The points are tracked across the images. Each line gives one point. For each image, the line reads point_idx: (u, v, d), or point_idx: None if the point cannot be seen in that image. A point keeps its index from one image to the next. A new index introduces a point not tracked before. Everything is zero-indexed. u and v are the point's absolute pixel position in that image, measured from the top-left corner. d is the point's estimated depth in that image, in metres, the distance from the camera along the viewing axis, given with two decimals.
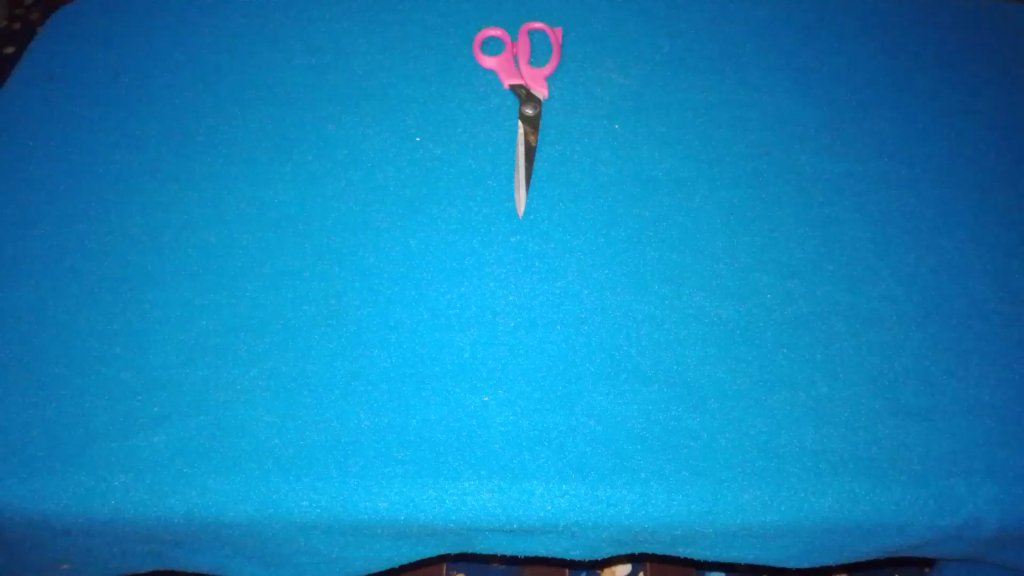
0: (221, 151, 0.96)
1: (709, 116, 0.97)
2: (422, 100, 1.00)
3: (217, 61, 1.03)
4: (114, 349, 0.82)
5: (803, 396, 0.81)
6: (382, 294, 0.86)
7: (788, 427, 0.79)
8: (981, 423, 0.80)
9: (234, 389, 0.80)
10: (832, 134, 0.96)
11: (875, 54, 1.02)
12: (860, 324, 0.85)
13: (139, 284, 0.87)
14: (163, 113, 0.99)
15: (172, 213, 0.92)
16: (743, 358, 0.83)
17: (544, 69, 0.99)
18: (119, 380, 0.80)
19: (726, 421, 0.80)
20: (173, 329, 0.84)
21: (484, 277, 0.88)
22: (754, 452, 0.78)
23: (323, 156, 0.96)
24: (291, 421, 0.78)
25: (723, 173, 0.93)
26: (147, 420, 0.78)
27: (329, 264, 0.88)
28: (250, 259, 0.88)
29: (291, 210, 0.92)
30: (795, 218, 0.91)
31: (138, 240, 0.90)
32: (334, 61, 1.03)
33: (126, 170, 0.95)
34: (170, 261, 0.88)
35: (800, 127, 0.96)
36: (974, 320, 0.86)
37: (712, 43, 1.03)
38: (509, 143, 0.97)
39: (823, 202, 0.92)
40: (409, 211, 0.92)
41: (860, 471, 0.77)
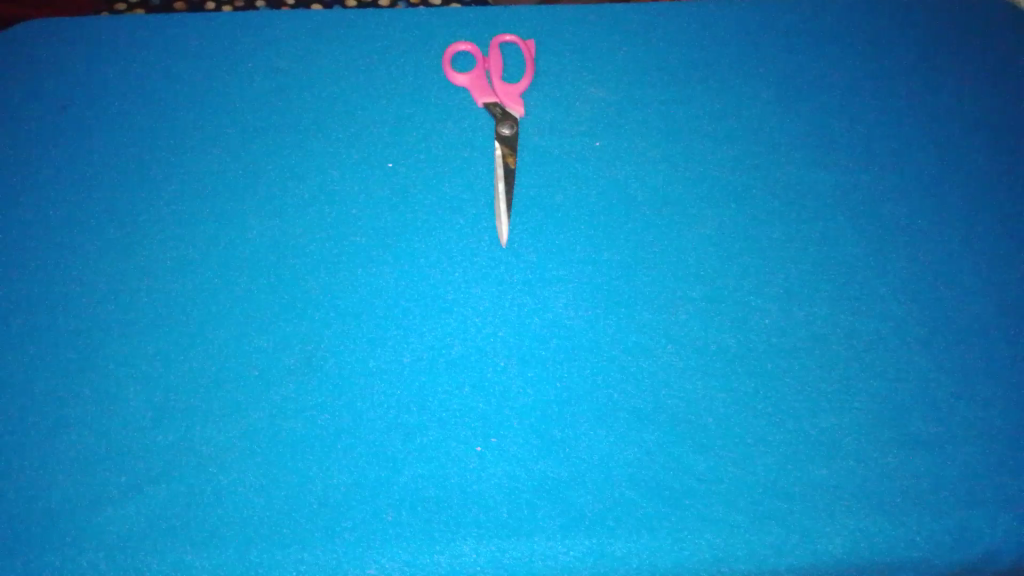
0: (161, 171, 0.85)
1: (700, 127, 0.87)
2: (378, 98, 0.89)
3: (151, 68, 0.90)
4: (55, 410, 0.72)
5: (832, 426, 0.71)
6: (353, 324, 0.76)
7: (817, 460, 0.70)
8: (993, 449, 0.71)
9: (206, 452, 0.70)
10: (834, 139, 0.88)
11: (872, 46, 0.94)
12: (875, 344, 0.76)
13: (95, 330, 0.76)
14: (104, 130, 0.87)
15: (112, 246, 0.81)
16: (760, 384, 0.73)
17: (521, 84, 0.88)
18: (62, 446, 0.70)
19: (743, 459, 0.70)
20: (119, 380, 0.73)
21: (462, 301, 0.77)
22: (781, 493, 0.68)
23: (270, 169, 0.84)
24: (265, 484, 0.68)
25: (722, 181, 0.84)
26: (116, 490, 0.69)
27: (292, 300, 0.77)
28: (202, 300, 0.77)
29: (233, 244, 0.80)
30: (798, 215, 0.83)
31: (88, 277, 0.79)
32: (277, 56, 0.91)
33: (69, 197, 0.84)
34: (113, 299, 0.78)
35: (799, 134, 0.88)
36: (977, 336, 0.77)
37: (693, 30, 0.94)
38: (484, 167, 0.85)
39: (831, 210, 0.83)
40: (369, 226, 0.81)
41: (879, 507, 0.68)
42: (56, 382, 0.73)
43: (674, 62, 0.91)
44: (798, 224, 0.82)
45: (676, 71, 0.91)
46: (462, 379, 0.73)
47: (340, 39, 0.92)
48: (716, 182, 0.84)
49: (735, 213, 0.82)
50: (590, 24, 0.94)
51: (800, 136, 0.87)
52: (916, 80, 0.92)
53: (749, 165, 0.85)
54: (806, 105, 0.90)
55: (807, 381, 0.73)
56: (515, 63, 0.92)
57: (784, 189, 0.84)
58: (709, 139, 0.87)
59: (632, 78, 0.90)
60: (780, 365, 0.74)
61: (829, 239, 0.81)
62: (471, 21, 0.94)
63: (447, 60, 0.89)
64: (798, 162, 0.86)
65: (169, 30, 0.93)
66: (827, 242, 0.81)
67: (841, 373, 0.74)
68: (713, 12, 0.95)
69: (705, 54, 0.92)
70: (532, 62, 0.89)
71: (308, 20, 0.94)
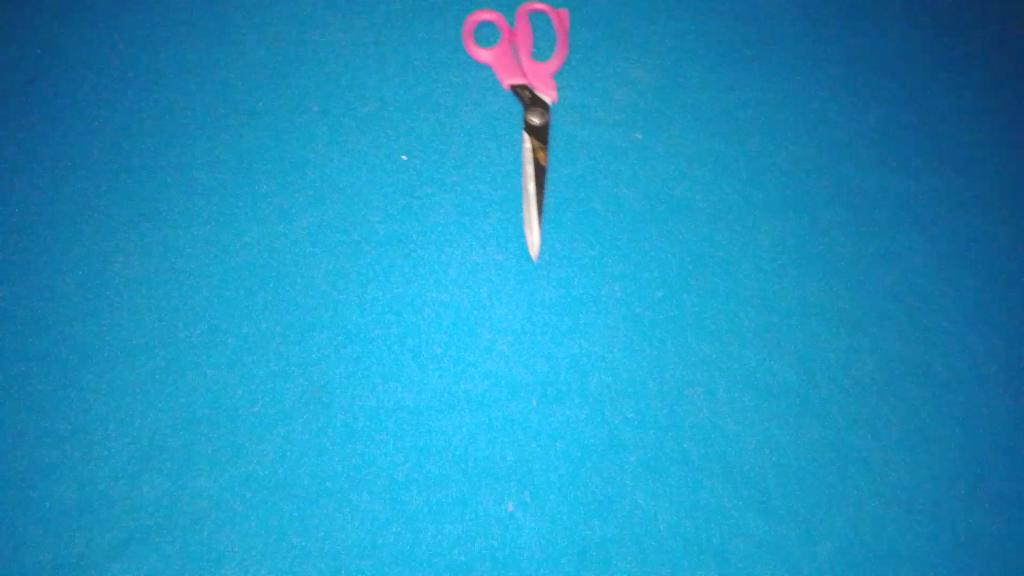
0: (141, 156, 0.72)
1: (740, 137, 0.80)
2: (390, 77, 0.77)
3: (123, 34, 0.76)
4: (25, 478, 0.60)
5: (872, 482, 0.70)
6: (363, 357, 0.66)
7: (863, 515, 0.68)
8: (1014, 494, 0.72)
9: (205, 505, 0.60)
10: (870, 159, 0.83)
11: (905, 58, 0.89)
12: (910, 385, 0.74)
13: (62, 355, 0.64)
14: (70, 105, 0.73)
15: (83, 258, 0.67)
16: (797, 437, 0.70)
17: (551, 63, 0.76)
18: (32, 508, 0.59)
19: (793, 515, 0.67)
20: (101, 440, 0.61)
21: (486, 330, 0.68)
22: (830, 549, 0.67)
23: (269, 160, 0.72)
24: (275, 550, 0.60)
25: (765, 201, 0.78)
26: (102, 556, 0.58)
27: (294, 317, 0.67)
28: (191, 315, 0.66)
29: (226, 246, 0.69)
30: (838, 242, 0.78)
31: (51, 288, 0.66)
32: (269, 23, 0.78)
33: (24, 188, 0.69)
34: (85, 329, 0.65)
35: (837, 152, 0.82)
36: (1004, 376, 0.76)
37: (735, 19, 0.86)
38: (513, 159, 0.74)
39: (870, 238, 0.79)
40: (382, 238, 0.70)
41: (912, 561, 0.68)
42: (21, 438, 0.61)
43: (718, 54, 0.84)
44: (853, 247, 0.78)
45: (719, 65, 0.83)
46: (490, 423, 0.66)
47: (343, 4, 0.80)
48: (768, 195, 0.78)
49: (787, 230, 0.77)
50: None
51: (851, 143, 0.83)
52: (953, 86, 0.89)
53: (803, 173, 0.80)
54: (856, 108, 0.85)
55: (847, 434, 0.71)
56: (544, 34, 0.80)
57: (838, 207, 0.80)
58: (763, 143, 0.81)
59: (674, 68, 0.82)
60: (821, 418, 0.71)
61: (881, 263, 0.78)
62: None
63: (468, 31, 0.77)
64: (851, 172, 0.82)
65: None
66: (880, 267, 0.78)
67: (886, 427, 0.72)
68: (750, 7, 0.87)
69: (749, 46, 0.85)
70: (565, 37, 0.78)
71: None
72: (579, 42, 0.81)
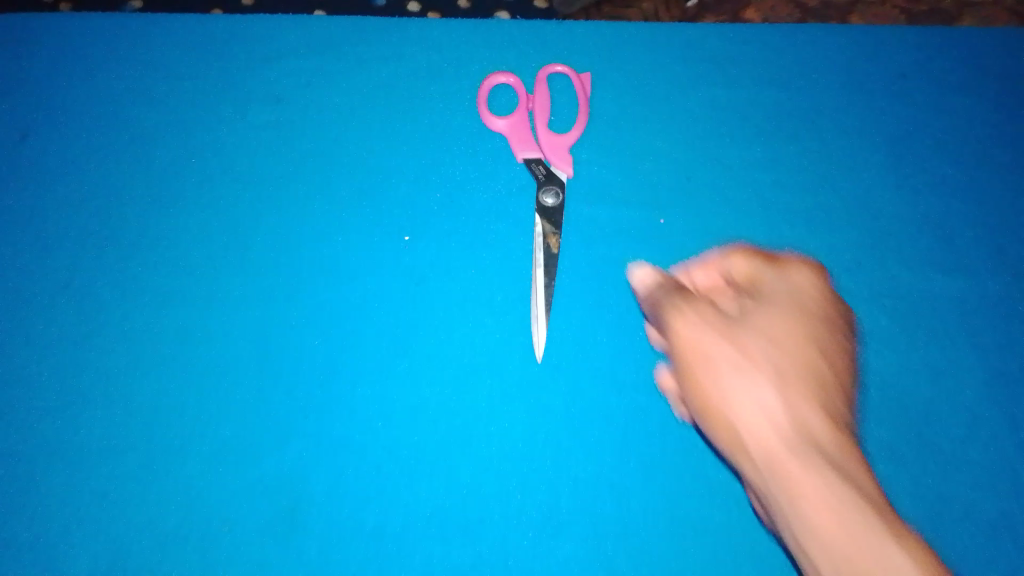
0: (120, 237, 0.67)
1: (795, 209, 0.68)
2: (393, 148, 0.71)
3: (112, 103, 0.72)
4: None
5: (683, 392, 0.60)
6: (347, 445, 0.58)
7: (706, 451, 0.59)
8: None
9: None
10: (964, 232, 0.68)
11: (1008, 109, 0.74)
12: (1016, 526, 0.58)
13: (17, 460, 0.59)
14: (53, 182, 0.69)
15: (58, 335, 0.63)
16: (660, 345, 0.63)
17: (569, 134, 0.69)
18: None
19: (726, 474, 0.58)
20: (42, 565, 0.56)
21: (507, 416, 0.60)
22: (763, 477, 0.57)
23: (259, 233, 0.66)
24: None
25: (827, 286, 0.65)
26: None
27: (257, 424, 0.59)
28: (148, 419, 0.60)
29: (193, 337, 0.62)
30: (922, 337, 0.63)
31: (14, 384, 0.61)
32: (274, 82, 0.73)
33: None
34: (54, 413, 0.60)
35: (921, 225, 0.68)
36: None
37: (789, 67, 0.75)
38: (522, 244, 0.66)
39: (965, 331, 0.64)
40: (388, 316, 0.63)
41: None
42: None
43: (763, 112, 0.72)
44: (909, 357, 0.63)
45: (764, 124, 0.72)
46: (470, 554, 0.56)
47: (355, 61, 0.75)
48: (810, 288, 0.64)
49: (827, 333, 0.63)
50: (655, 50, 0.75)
51: (916, 226, 0.68)
52: None
53: (848, 265, 0.66)
54: (926, 181, 0.70)
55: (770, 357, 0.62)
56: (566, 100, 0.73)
57: (891, 303, 0.64)
58: (801, 224, 0.67)
59: (709, 130, 0.71)
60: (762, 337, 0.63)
61: (945, 384, 0.62)
62: (514, 40, 0.76)
63: (481, 102, 0.71)
64: (909, 264, 0.66)
65: (137, 43, 0.74)
66: (942, 387, 0.62)
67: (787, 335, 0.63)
68: (808, 60, 0.75)
69: (803, 101, 0.73)
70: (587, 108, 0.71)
71: (315, 32, 0.75)
72: (604, 103, 0.72)
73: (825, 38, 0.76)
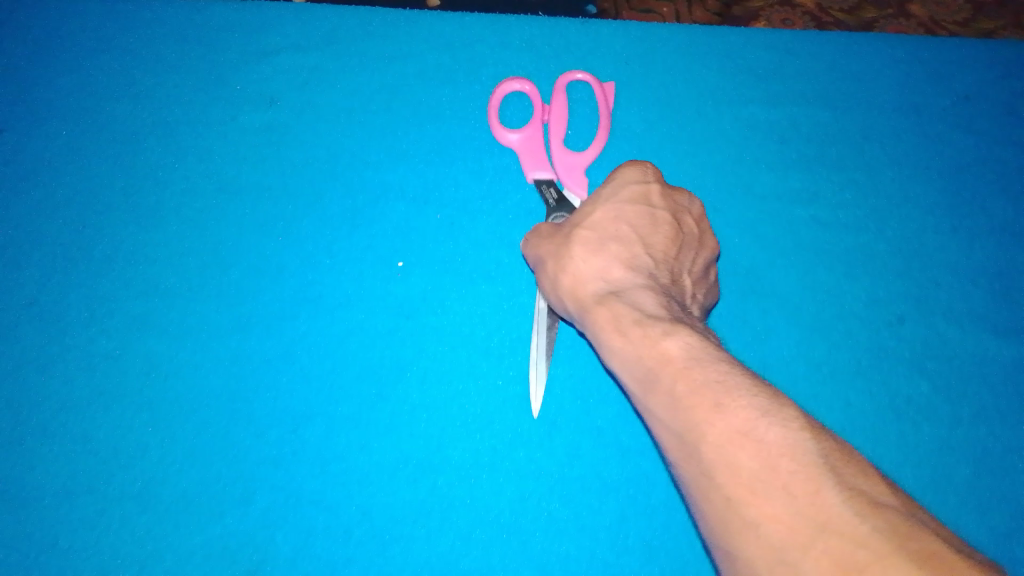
0: (92, 249, 0.61)
1: (837, 249, 0.60)
2: (393, 160, 0.64)
3: (95, 100, 0.66)
4: None
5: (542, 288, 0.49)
6: (320, 504, 0.53)
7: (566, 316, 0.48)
8: None
9: None
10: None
11: None
12: None
13: None
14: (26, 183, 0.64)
15: (18, 354, 0.58)
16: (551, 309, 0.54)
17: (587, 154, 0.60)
18: None
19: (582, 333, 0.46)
20: None
21: (497, 480, 0.53)
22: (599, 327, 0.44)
23: (242, 255, 0.61)
24: None
25: (870, 339, 0.57)
26: None
27: (223, 472, 0.54)
28: (107, 458, 0.54)
29: (163, 368, 0.57)
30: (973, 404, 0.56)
31: None
32: (270, 81, 0.67)
33: None
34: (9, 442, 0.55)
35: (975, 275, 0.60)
36: None
37: (838, 83, 0.67)
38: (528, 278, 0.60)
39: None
40: (375, 358, 0.57)
41: None
42: None
43: (806, 137, 0.65)
44: (952, 433, 0.55)
45: (805, 152, 0.64)
46: None
47: (359, 58, 0.68)
48: (844, 346, 0.57)
49: (862, 402, 0.55)
50: (690, 58, 0.67)
51: (968, 279, 0.60)
52: None
53: (891, 320, 0.58)
54: (981, 227, 0.62)
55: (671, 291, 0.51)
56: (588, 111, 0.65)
57: (936, 367, 0.57)
58: (840, 270, 0.60)
59: (744, 155, 0.64)
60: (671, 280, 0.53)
61: (993, 468, 0.54)
62: (534, 41, 0.69)
63: (492, 112, 0.63)
64: (958, 322, 0.58)
65: (126, 34, 0.68)
66: (987, 470, 0.54)
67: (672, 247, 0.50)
68: (860, 77, 0.67)
69: (851, 125, 0.66)
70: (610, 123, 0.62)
71: (318, 24, 0.69)
72: (628, 117, 0.65)
73: (880, 52, 0.68)
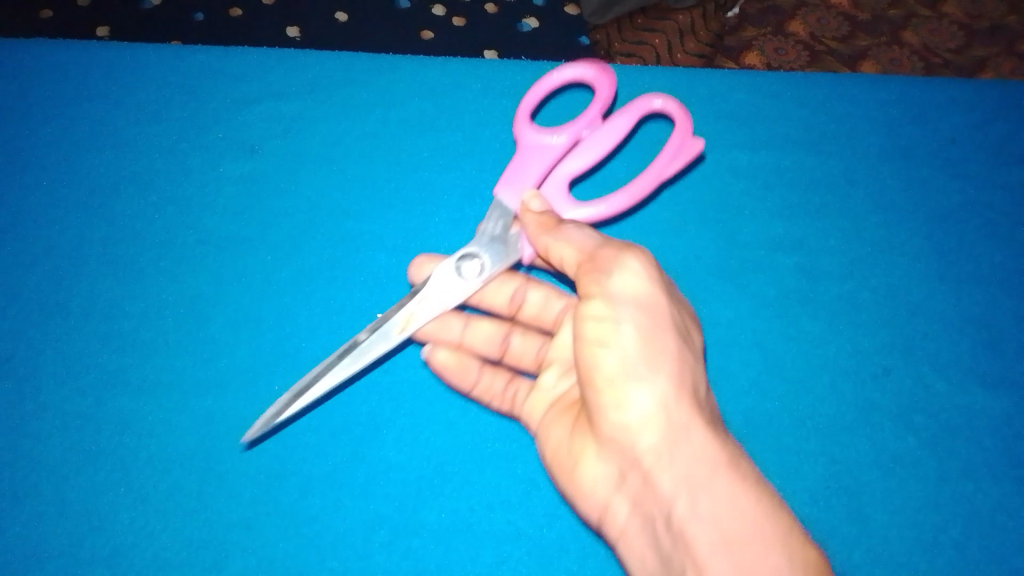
0: (69, 303, 0.61)
1: (821, 297, 0.60)
2: (374, 208, 0.64)
3: (75, 150, 0.66)
4: None
5: (613, 329, 0.45)
6: (294, 567, 0.52)
7: (617, 381, 0.45)
8: None
9: None
10: (1012, 332, 0.60)
11: None
12: None
13: None
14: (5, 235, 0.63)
15: None
16: (536, 239, 0.49)
17: (572, 213, 0.52)
18: None
19: (630, 418, 0.44)
20: None
21: (472, 542, 0.53)
22: (680, 431, 0.43)
23: (219, 309, 0.60)
24: None
25: (854, 390, 0.57)
26: None
27: (197, 535, 0.53)
28: (80, 521, 0.54)
29: (138, 426, 0.56)
30: (957, 458, 0.55)
31: None
32: (251, 128, 0.66)
33: None
34: None
35: (961, 323, 0.60)
36: None
37: (824, 127, 0.66)
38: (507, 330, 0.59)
39: (1008, 451, 0.56)
40: (351, 416, 0.56)
41: None
42: None
43: (791, 182, 0.64)
44: (939, 491, 0.54)
45: (791, 197, 0.63)
46: None
47: (341, 105, 0.67)
48: (828, 400, 0.56)
49: (846, 458, 0.55)
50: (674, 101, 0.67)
51: (954, 328, 0.59)
52: None
53: (877, 372, 0.57)
54: (969, 274, 0.61)
55: (555, 354, 0.56)
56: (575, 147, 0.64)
57: (922, 421, 0.56)
58: (825, 319, 0.59)
59: (728, 202, 0.63)
60: (543, 343, 0.59)
61: (975, 525, 0.54)
62: (516, 87, 0.69)
63: (546, 90, 0.55)
64: (946, 374, 0.58)
65: (108, 84, 0.68)
66: (974, 530, 0.53)
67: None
68: (848, 119, 0.66)
69: (838, 168, 0.64)
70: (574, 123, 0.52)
71: (301, 71, 0.68)
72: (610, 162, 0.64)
73: (869, 93, 0.67)
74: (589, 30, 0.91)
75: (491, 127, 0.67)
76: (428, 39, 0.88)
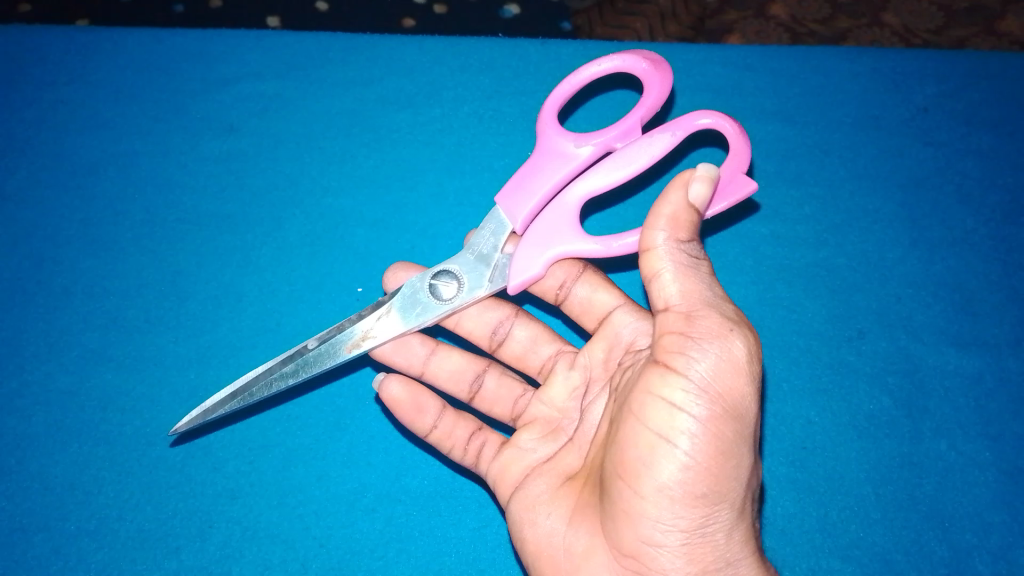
0: (49, 283, 0.61)
1: (798, 264, 0.60)
2: (354, 185, 0.64)
3: (54, 132, 0.66)
4: None
5: (687, 425, 0.43)
6: (277, 535, 0.53)
7: (671, 494, 0.43)
8: None
9: None
10: (986, 293, 0.60)
11: None
12: None
13: None
14: None
15: None
16: (653, 231, 0.46)
17: (572, 245, 0.51)
18: None
19: (666, 538, 0.44)
20: None
21: (455, 508, 0.54)
22: (712, 561, 0.44)
23: (200, 286, 0.60)
24: None
25: (830, 353, 0.57)
26: None
27: (180, 506, 0.54)
28: (65, 495, 0.54)
29: (120, 402, 0.56)
30: (932, 416, 0.56)
31: None
32: (230, 109, 0.67)
33: None
34: None
35: (934, 287, 0.60)
36: None
37: (798, 98, 0.67)
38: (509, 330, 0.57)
39: (981, 409, 0.57)
40: (334, 386, 0.56)
41: None
42: None
43: (767, 152, 0.64)
44: (914, 449, 0.55)
45: (766, 167, 0.64)
46: None
47: (320, 85, 0.67)
48: (804, 363, 0.57)
49: (823, 419, 0.56)
50: None
51: (928, 292, 0.60)
52: None
53: (851, 336, 0.58)
54: (942, 239, 0.62)
55: (537, 412, 0.55)
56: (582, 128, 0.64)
57: (897, 382, 0.57)
58: (801, 286, 0.60)
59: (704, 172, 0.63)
60: (519, 393, 0.57)
61: (949, 480, 0.55)
62: (493, 62, 0.69)
63: (585, 83, 0.53)
64: (919, 336, 0.59)
65: (86, 68, 0.68)
66: (947, 485, 0.55)
67: (595, 382, 0.54)
68: (823, 91, 0.67)
69: (812, 139, 0.65)
70: (609, 136, 0.51)
71: (279, 51, 0.68)
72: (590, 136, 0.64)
73: (843, 65, 0.68)
74: (570, 13, 0.89)
75: (470, 104, 0.68)
76: (409, 26, 0.86)
